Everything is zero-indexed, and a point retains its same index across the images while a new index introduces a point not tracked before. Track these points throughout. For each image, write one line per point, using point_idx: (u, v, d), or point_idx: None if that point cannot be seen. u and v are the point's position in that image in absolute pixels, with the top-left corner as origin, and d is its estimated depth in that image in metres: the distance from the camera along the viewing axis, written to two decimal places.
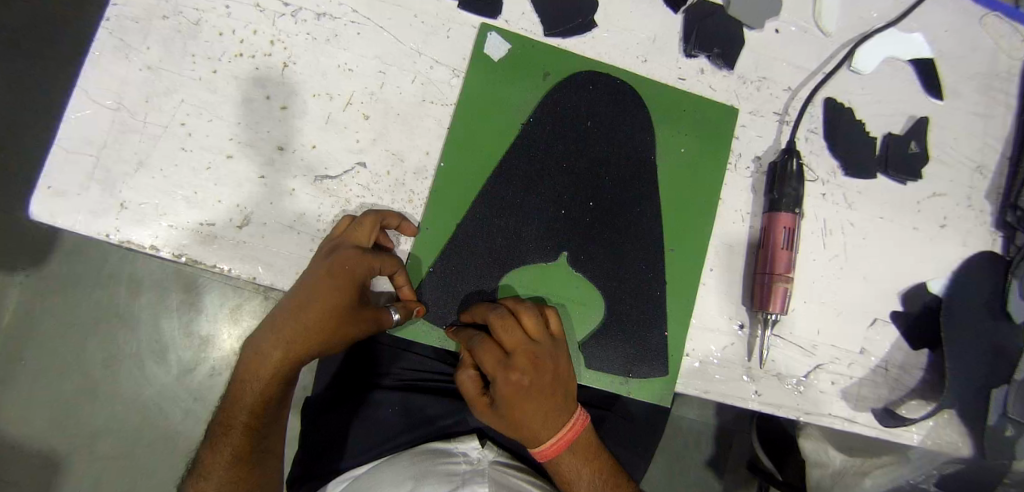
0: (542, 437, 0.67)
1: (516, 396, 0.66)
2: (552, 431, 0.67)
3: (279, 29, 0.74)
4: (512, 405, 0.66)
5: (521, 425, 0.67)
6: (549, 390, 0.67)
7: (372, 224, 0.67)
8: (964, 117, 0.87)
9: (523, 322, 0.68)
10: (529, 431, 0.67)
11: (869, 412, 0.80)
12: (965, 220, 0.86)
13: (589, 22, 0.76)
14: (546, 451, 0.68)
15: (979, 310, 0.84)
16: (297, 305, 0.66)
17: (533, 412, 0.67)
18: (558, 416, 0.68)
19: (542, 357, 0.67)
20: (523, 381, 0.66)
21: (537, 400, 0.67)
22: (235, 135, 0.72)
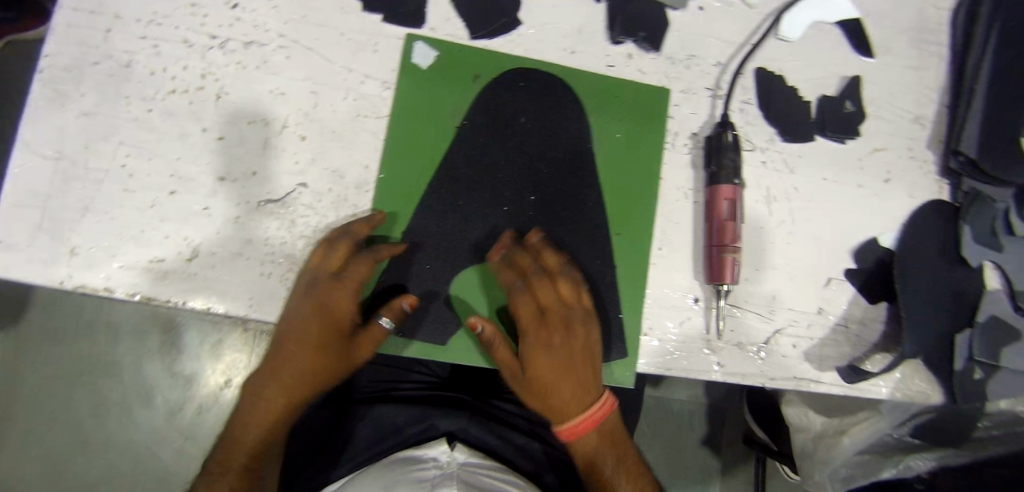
0: (570, 411, 0.75)
1: (545, 361, 0.74)
2: (579, 404, 0.74)
3: (208, 62, 0.75)
4: (542, 368, 0.74)
5: (547, 393, 0.75)
6: (578, 361, 0.74)
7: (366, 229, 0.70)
8: (897, 72, 0.89)
9: (557, 288, 0.73)
10: (555, 399, 0.75)
11: (834, 370, 0.81)
12: (909, 171, 0.87)
13: (513, 21, 0.77)
14: (572, 426, 0.75)
15: (931, 259, 0.86)
16: (307, 320, 0.70)
17: (558, 377, 0.74)
18: (585, 390, 0.74)
19: (575, 320, 0.73)
20: (550, 345, 0.74)
21: (562, 369, 0.73)
22: (176, 170, 0.73)
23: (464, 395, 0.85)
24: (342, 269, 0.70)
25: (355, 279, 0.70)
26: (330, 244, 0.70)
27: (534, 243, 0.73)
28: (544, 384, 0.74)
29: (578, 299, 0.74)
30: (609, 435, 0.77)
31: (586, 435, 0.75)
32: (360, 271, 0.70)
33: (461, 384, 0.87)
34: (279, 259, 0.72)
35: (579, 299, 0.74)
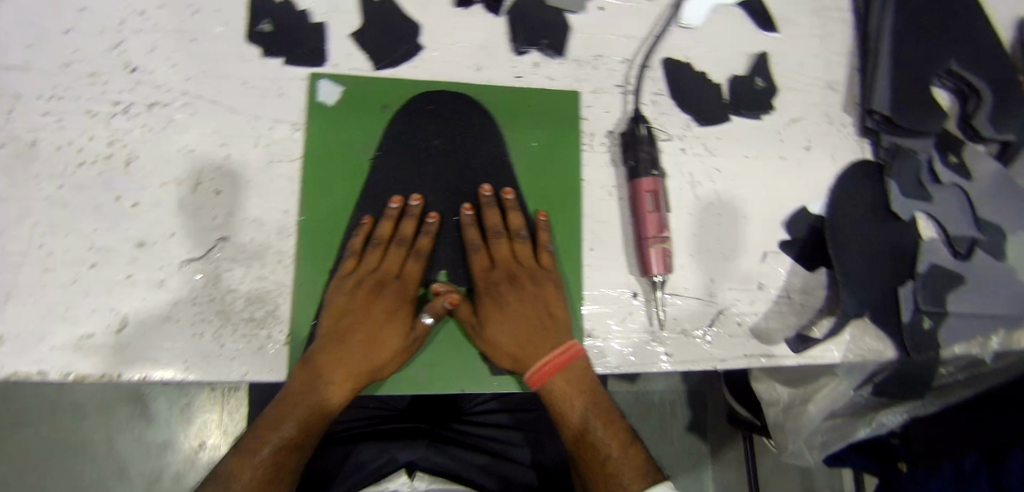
0: (533, 356, 0.72)
1: (501, 310, 0.74)
2: (544, 349, 0.72)
3: (114, 129, 0.74)
4: (498, 313, 0.73)
5: (506, 341, 0.72)
6: (539, 309, 0.74)
7: (415, 226, 0.75)
8: (803, 42, 0.90)
9: (515, 247, 0.76)
10: (516, 347, 0.73)
11: (783, 343, 0.82)
12: (828, 136, 0.89)
13: (415, 47, 0.78)
14: (540, 372, 0.71)
15: (864, 218, 0.87)
16: (363, 311, 0.72)
17: (517, 324, 0.73)
18: (548, 335, 0.73)
19: (538, 276, 0.75)
20: (511, 293, 0.74)
21: (535, 319, 0.74)
22: (95, 241, 0.72)
23: (423, 424, 0.85)
24: (393, 267, 0.75)
25: (410, 277, 0.75)
26: (376, 238, 0.74)
27: (510, 200, 0.76)
28: (504, 329, 0.73)
29: (541, 257, 0.76)
30: (586, 380, 0.72)
31: (554, 383, 0.71)
32: (415, 269, 0.75)
33: (419, 413, 0.86)
34: (208, 317, 0.71)
35: (538, 257, 0.76)
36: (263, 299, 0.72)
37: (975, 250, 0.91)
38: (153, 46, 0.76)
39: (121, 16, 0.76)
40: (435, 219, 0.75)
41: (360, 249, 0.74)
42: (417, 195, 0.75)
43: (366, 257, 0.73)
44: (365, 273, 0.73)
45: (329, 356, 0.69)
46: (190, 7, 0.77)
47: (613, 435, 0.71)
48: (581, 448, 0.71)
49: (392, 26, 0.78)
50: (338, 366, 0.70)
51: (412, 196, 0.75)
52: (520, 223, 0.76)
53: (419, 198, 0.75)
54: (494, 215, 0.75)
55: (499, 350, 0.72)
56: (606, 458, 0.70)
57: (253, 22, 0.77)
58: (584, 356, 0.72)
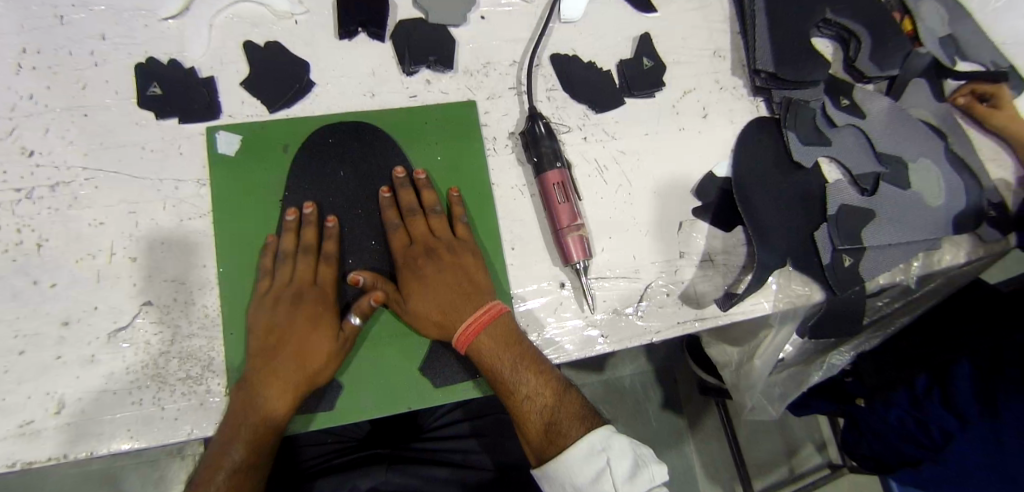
0: (457, 319, 0.73)
1: (422, 283, 0.74)
2: (466, 311, 0.73)
3: (20, 215, 0.74)
4: (419, 286, 0.74)
5: (429, 310, 0.73)
6: (457, 274, 0.75)
7: (316, 232, 0.76)
8: (683, 17, 0.94)
9: (430, 221, 0.77)
10: (440, 314, 0.73)
11: (713, 303, 0.85)
12: (723, 102, 0.93)
13: (307, 84, 0.80)
14: (466, 332, 0.72)
15: (769, 173, 0.91)
16: (287, 323, 0.73)
17: (437, 292, 0.74)
18: (470, 297, 0.74)
19: (452, 247, 0.77)
20: (429, 264, 0.75)
21: (454, 285, 0.75)
22: (18, 329, 0.72)
23: (382, 449, 0.87)
24: (306, 276, 0.75)
25: (326, 283, 0.76)
26: (282, 252, 0.75)
27: (422, 179, 0.78)
28: (427, 301, 0.74)
29: (456, 229, 0.78)
30: (511, 335, 0.73)
31: (480, 342, 0.72)
32: (329, 273, 0.76)
33: (379, 439, 0.88)
34: (144, 383, 0.71)
35: (453, 229, 0.78)
36: (195, 357, 0.73)
37: (880, 184, 0.95)
38: (47, 128, 0.77)
39: (9, 103, 0.77)
40: (334, 223, 0.76)
41: (272, 267, 0.75)
42: (309, 203, 0.76)
43: (278, 271, 0.74)
44: (280, 287, 0.74)
45: (261, 370, 0.70)
46: (79, 84, 0.79)
47: (545, 383, 0.72)
48: (518, 402, 0.72)
49: (282, 69, 0.80)
50: (273, 375, 0.70)
51: (304, 206, 0.76)
52: (434, 198, 0.78)
53: (312, 205, 0.76)
54: (408, 195, 0.78)
55: (424, 319, 0.73)
56: (546, 403, 0.72)
57: (142, 87, 0.79)
58: (506, 312, 0.74)
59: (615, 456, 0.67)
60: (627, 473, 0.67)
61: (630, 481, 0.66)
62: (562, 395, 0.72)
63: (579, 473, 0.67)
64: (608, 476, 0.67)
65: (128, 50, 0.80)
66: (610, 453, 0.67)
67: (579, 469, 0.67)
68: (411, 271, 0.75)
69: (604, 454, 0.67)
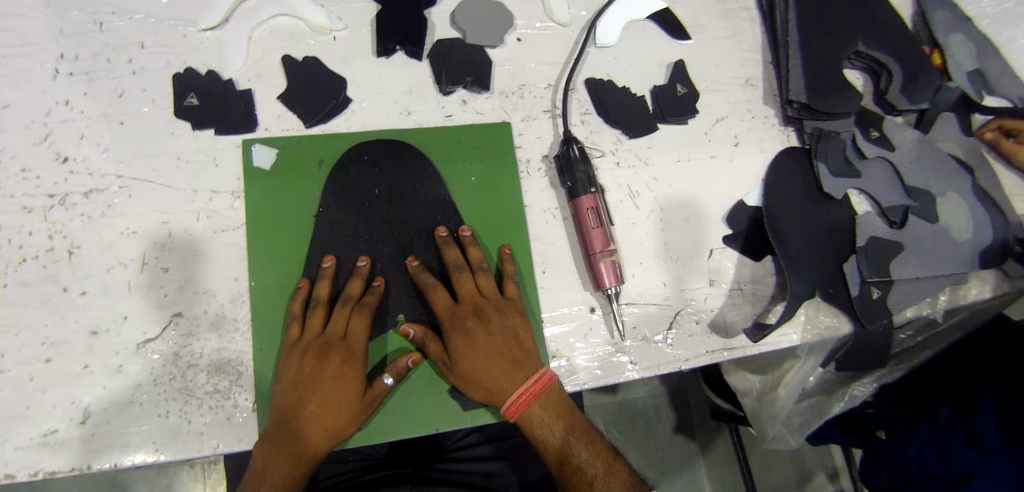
0: (505, 388, 0.72)
1: (470, 346, 0.73)
2: (514, 379, 0.72)
3: (53, 221, 0.74)
4: (466, 350, 0.72)
5: (478, 376, 0.72)
6: (506, 340, 0.74)
7: (362, 286, 0.74)
8: (716, 45, 0.95)
9: (477, 279, 0.76)
10: (487, 379, 0.72)
11: (742, 334, 0.84)
12: (754, 130, 0.93)
13: (344, 99, 0.80)
14: (515, 404, 0.71)
15: (799, 203, 0.91)
16: (318, 378, 0.70)
17: (485, 355, 0.72)
18: (519, 364, 0.73)
19: (499, 308, 0.75)
20: (478, 327, 0.74)
21: (502, 349, 0.73)
22: (46, 336, 0.72)
23: (406, 469, 0.85)
24: (340, 328, 0.72)
25: (357, 337, 0.73)
26: (315, 299, 0.73)
27: (469, 237, 0.77)
28: (477, 369, 0.72)
29: (506, 288, 0.77)
30: (560, 405, 0.72)
31: (530, 411, 0.71)
32: (360, 326, 0.73)
33: (401, 458, 0.88)
34: (171, 395, 0.71)
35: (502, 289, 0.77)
36: (223, 371, 0.72)
37: (909, 217, 0.95)
38: (83, 134, 0.77)
39: (46, 107, 0.78)
40: (382, 282, 0.75)
41: (302, 313, 0.73)
42: (365, 257, 0.76)
43: (309, 322, 0.72)
44: (312, 339, 0.72)
45: (295, 425, 0.69)
46: (116, 91, 0.79)
47: (595, 450, 0.72)
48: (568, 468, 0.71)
49: (320, 84, 0.80)
50: (308, 428, 0.69)
51: (360, 259, 0.75)
52: (480, 256, 0.77)
53: (366, 260, 0.75)
54: (453, 251, 0.76)
55: (472, 384, 0.72)
56: (595, 473, 0.70)
57: (180, 97, 0.79)
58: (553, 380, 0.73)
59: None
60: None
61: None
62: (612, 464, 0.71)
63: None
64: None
65: (167, 59, 0.81)
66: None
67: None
68: (457, 332, 0.73)
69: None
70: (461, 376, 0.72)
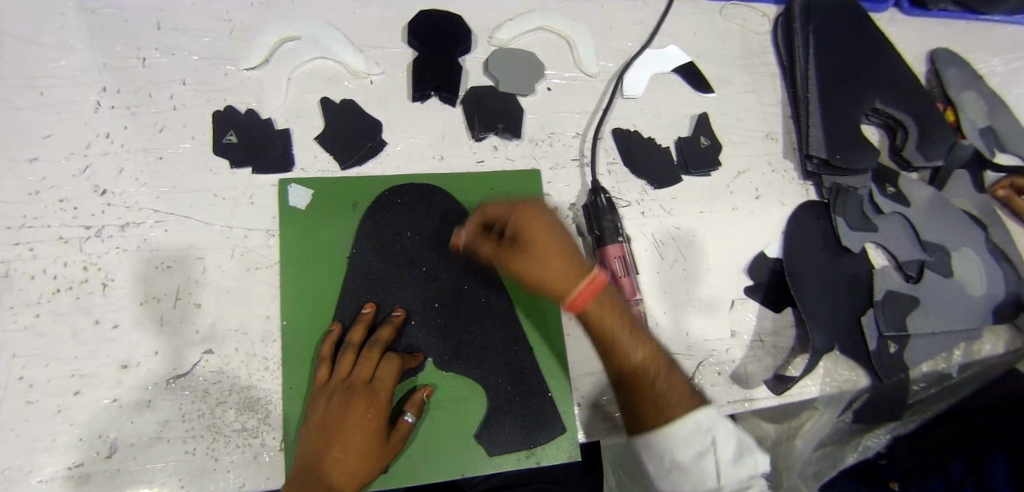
0: (572, 277, 0.68)
1: (538, 234, 0.69)
2: (577, 270, 0.69)
3: (88, 253, 0.75)
4: (535, 236, 0.69)
5: (550, 261, 0.68)
6: (563, 234, 0.70)
7: (390, 328, 0.74)
8: (738, 99, 0.98)
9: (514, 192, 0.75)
10: (558, 264, 0.68)
11: (762, 385, 0.86)
12: (775, 183, 0.95)
13: (379, 142, 0.82)
14: (581, 296, 0.68)
15: (818, 256, 0.93)
16: (343, 419, 0.68)
17: (552, 242, 0.69)
18: (579, 256, 0.70)
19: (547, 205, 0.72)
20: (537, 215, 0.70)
21: (564, 240, 0.70)
22: (77, 368, 0.72)
23: None
24: (366, 372, 0.71)
25: (382, 383, 0.71)
26: (347, 342, 0.72)
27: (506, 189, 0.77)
28: (545, 259, 0.68)
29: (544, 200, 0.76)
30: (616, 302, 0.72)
31: (595, 304, 0.69)
32: (389, 372, 0.71)
33: None
34: (199, 432, 0.71)
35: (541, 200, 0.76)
36: (251, 409, 0.72)
37: (924, 272, 0.97)
38: (121, 168, 0.79)
39: (86, 140, 0.79)
40: (400, 314, 0.76)
41: (332, 355, 0.73)
42: (400, 308, 0.76)
43: (338, 363, 0.71)
44: (338, 382, 0.70)
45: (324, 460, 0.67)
46: (155, 126, 0.80)
47: (649, 344, 0.72)
48: (629, 361, 0.71)
49: (357, 127, 0.82)
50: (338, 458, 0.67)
51: (396, 310, 0.76)
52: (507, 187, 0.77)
53: (401, 311, 0.76)
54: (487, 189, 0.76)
55: (542, 268, 0.68)
56: (650, 367, 0.71)
57: (219, 134, 0.80)
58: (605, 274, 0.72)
59: (720, 438, 0.68)
60: (731, 459, 0.68)
61: (731, 463, 0.68)
62: (665, 359, 0.72)
63: (679, 450, 0.67)
64: (709, 453, 0.68)
65: (207, 96, 0.82)
66: (716, 434, 0.68)
67: (678, 447, 0.67)
68: (519, 219, 0.70)
69: (710, 434, 0.68)
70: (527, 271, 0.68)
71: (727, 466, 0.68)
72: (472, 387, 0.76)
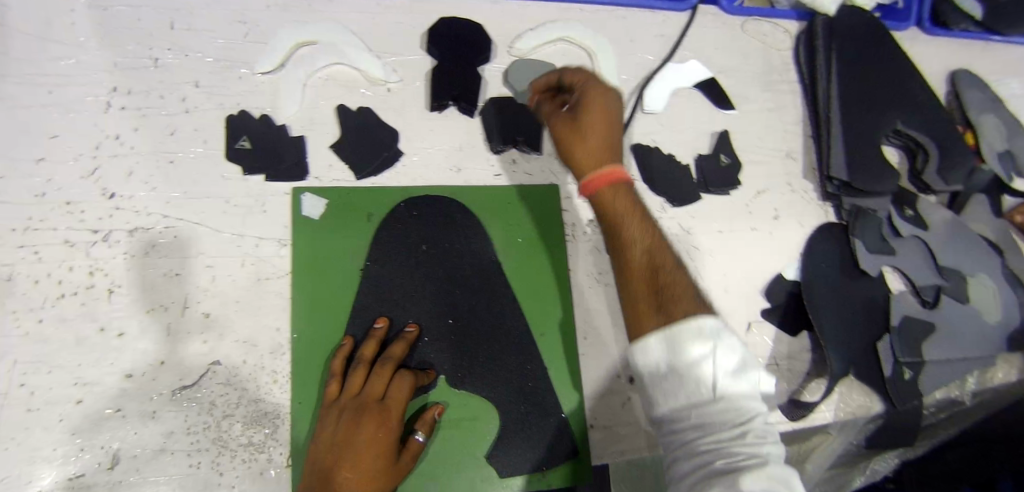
0: (598, 161, 0.71)
1: (592, 115, 0.72)
2: (608, 158, 0.72)
3: (94, 258, 0.74)
4: (590, 115, 0.72)
5: (588, 141, 0.71)
6: (618, 130, 0.74)
7: (403, 344, 0.72)
8: (758, 116, 0.96)
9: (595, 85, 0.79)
10: (596, 146, 0.72)
11: (779, 410, 0.85)
12: (794, 204, 0.94)
13: (395, 152, 0.80)
14: (599, 177, 0.71)
15: (835, 279, 0.91)
16: (353, 437, 0.66)
17: (599, 129, 0.72)
18: (616, 152, 0.72)
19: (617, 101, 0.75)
20: (609, 100, 0.74)
21: (610, 131, 0.73)
22: (80, 376, 0.70)
23: None
24: (378, 390, 0.69)
25: (394, 401, 0.69)
26: (359, 357, 0.71)
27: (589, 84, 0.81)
28: (589, 129, 0.72)
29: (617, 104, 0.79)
30: (638, 204, 0.71)
31: (610, 191, 0.71)
32: (401, 390, 0.69)
33: None
34: (204, 445, 0.70)
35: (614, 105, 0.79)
36: (259, 423, 0.71)
37: (941, 297, 0.96)
38: (131, 170, 0.77)
39: (95, 141, 0.77)
40: (414, 329, 0.74)
41: (342, 371, 0.71)
42: (413, 323, 0.75)
43: (350, 379, 0.70)
44: (349, 398, 0.69)
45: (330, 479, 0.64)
46: (166, 129, 0.79)
47: (663, 251, 0.69)
48: (632, 255, 0.68)
49: (373, 135, 0.80)
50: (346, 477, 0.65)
51: (409, 325, 0.74)
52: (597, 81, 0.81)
53: (414, 326, 0.75)
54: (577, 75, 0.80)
55: (578, 142, 0.72)
56: (656, 269, 0.67)
57: (232, 139, 0.79)
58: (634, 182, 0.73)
59: (724, 346, 0.60)
60: (734, 368, 0.61)
61: (732, 374, 0.60)
62: (678, 271, 0.67)
63: (678, 350, 0.60)
64: (709, 359, 0.60)
65: (220, 100, 0.80)
66: (719, 339, 0.61)
67: (678, 347, 0.60)
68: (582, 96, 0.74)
69: (713, 338, 0.60)
70: (569, 133, 0.72)
71: (730, 377, 0.60)
72: (485, 406, 0.75)
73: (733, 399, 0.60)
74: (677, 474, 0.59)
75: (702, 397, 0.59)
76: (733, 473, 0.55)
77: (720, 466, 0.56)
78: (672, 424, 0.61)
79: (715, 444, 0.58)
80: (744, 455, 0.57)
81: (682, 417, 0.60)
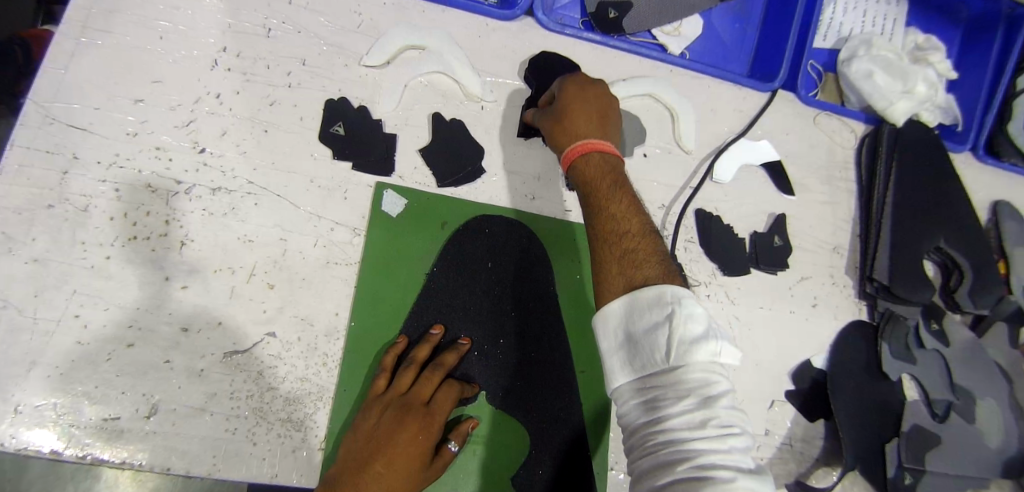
0: (580, 137, 0.76)
1: (574, 98, 0.78)
2: (585, 135, 0.76)
3: (173, 208, 0.75)
4: (571, 99, 0.78)
5: (568, 121, 0.77)
6: (602, 111, 0.78)
7: (454, 355, 0.75)
8: (813, 206, 1.01)
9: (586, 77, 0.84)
10: (574, 126, 0.77)
11: (783, 488, 0.90)
12: (831, 296, 0.99)
13: (478, 169, 0.84)
14: (574, 151, 0.75)
15: (858, 376, 0.95)
16: (394, 436, 0.68)
17: (579, 110, 0.77)
18: (596, 130, 0.76)
19: (601, 88, 0.80)
20: (592, 89, 0.79)
21: (592, 112, 0.77)
22: (137, 319, 0.71)
23: None
24: (424, 394, 0.72)
25: (439, 408, 0.72)
26: (410, 359, 0.74)
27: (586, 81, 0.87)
28: (570, 112, 0.77)
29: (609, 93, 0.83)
30: (614, 175, 0.74)
31: (587, 164, 0.74)
32: (447, 400, 0.73)
33: None
34: (243, 412, 0.71)
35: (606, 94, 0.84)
36: (301, 401, 0.73)
37: (952, 413, 0.97)
38: (225, 130, 0.78)
39: (195, 95, 0.79)
40: (466, 342, 0.77)
41: (391, 368, 0.74)
42: (466, 338, 0.78)
43: (398, 377, 0.72)
44: (395, 396, 0.71)
45: (363, 470, 0.66)
46: (267, 98, 0.80)
47: (633, 216, 0.72)
48: (603, 224, 0.71)
49: (461, 149, 0.84)
50: (380, 473, 0.66)
51: (462, 338, 0.78)
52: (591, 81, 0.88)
53: (466, 340, 0.78)
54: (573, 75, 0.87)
55: (558, 125, 0.78)
56: (622, 234, 0.70)
57: (327, 123, 0.81)
58: (610, 153, 0.75)
59: (682, 315, 0.61)
60: (688, 337, 0.60)
61: (688, 347, 0.59)
62: (644, 238, 0.70)
63: (636, 318, 0.63)
64: (666, 330, 0.60)
65: (323, 82, 0.83)
66: (680, 308, 0.61)
67: (638, 313, 0.63)
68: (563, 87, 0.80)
69: (672, 306, 0.61)
70: (552, 122, 0.79)
71: (685, 350, 0.59)
72: (515, 429, 0.78)
73: (687, 377, 0.59)
74: (639, 465, 0.60)
75: (656, 371, 0.61)
76: (695, 476, 0.55)
77: (680, 465, 0.56)
78: (633, 401, 0.62)
79: (675, 438, 0.58)
80: (705, 452, 0.56)
81: (641, 397, 0.62)
